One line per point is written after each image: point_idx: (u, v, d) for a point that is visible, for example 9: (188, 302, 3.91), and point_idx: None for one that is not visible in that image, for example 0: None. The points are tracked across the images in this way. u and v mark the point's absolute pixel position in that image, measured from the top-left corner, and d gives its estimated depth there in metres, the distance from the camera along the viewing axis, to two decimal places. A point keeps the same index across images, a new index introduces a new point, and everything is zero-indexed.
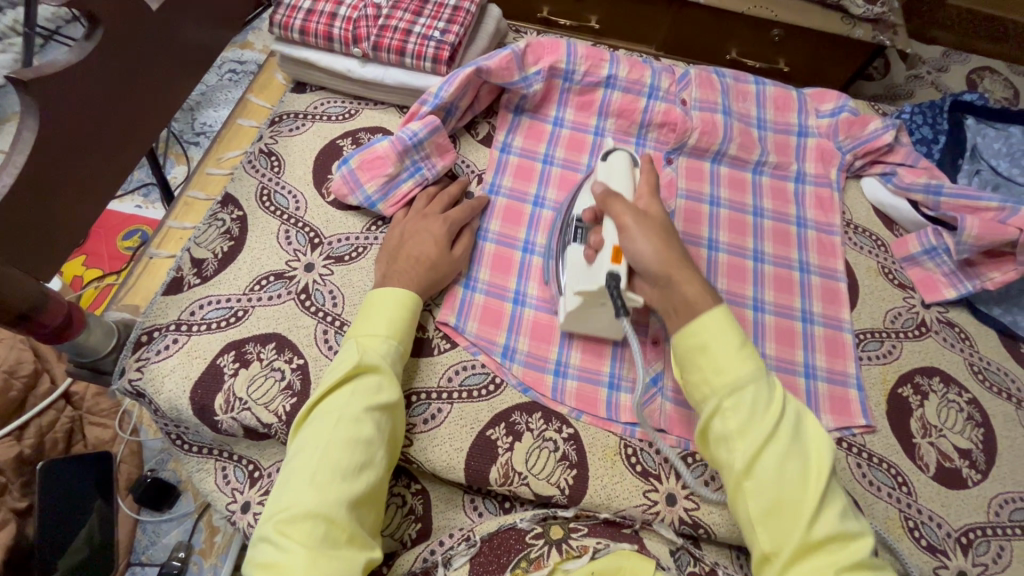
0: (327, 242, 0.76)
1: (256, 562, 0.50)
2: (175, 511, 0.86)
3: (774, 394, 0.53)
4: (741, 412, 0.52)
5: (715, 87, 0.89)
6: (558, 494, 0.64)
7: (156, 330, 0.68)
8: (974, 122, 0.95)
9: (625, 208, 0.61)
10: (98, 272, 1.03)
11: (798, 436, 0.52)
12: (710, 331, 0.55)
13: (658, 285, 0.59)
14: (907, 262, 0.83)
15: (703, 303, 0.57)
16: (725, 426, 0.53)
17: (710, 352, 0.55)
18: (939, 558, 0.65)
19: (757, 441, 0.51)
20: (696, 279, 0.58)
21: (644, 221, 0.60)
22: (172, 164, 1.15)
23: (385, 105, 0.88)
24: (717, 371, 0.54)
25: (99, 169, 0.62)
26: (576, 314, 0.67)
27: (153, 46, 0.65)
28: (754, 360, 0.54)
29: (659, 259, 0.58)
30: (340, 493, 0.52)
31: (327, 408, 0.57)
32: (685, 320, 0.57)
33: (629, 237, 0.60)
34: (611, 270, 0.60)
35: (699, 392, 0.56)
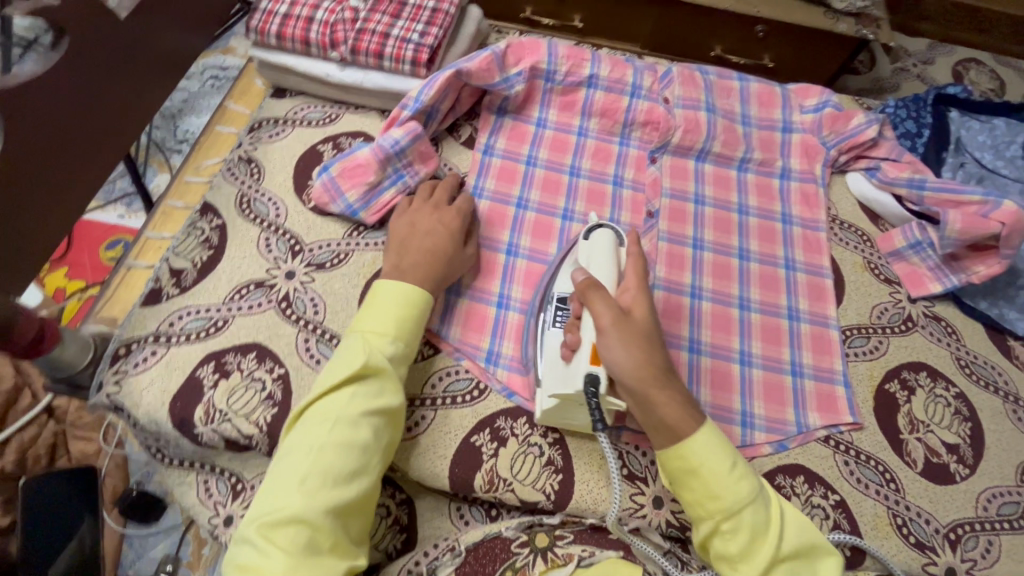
0: (308, 249, 0.75)
1: (235, 561, 0.50)
2: (162, 524, 0.86)
3: (771, 511, 0.54)
4: (740, 536, 0.53)
5: (697, 84, 0.89)
6: (543, 500, 0.64)
7: (134, 342, 0.67)
8: (958, 114, 0.95)
9: (605, 307, 0.57)
10: (81, 283, 1.03)
11: (796, 552, 0.54)
12: (701, 452, 0.55)
13: (636, 401, 0.56)
14: (893, 257, 0.83)
15: (683, 427, 0.55)
16: (726, 547, 0.54)
17: (701, 476, 0.55)
18: (927, 555, 0.65)
19: (759, 570, 0.52)
20: (673, 395, 0.56)
21: (624, 326, 0.56)
22: (154, 172, 1.13)
23: (366, 109, 0.87)
24: (712, 496, 0.54)
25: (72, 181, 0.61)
26: (551, 413, 0.63)
27: (123, 55, 0.65)
28: (748, 478, 0.55)
29: (636, 375, 0.55)
30: (328, 497, 0.51)
31: (324, 409, 0.56)
32: (668, 440, 0.56)
33: (606, 342, 0.56)
34: (588, 373, 0.57)
35: (694, 511, 0.56)
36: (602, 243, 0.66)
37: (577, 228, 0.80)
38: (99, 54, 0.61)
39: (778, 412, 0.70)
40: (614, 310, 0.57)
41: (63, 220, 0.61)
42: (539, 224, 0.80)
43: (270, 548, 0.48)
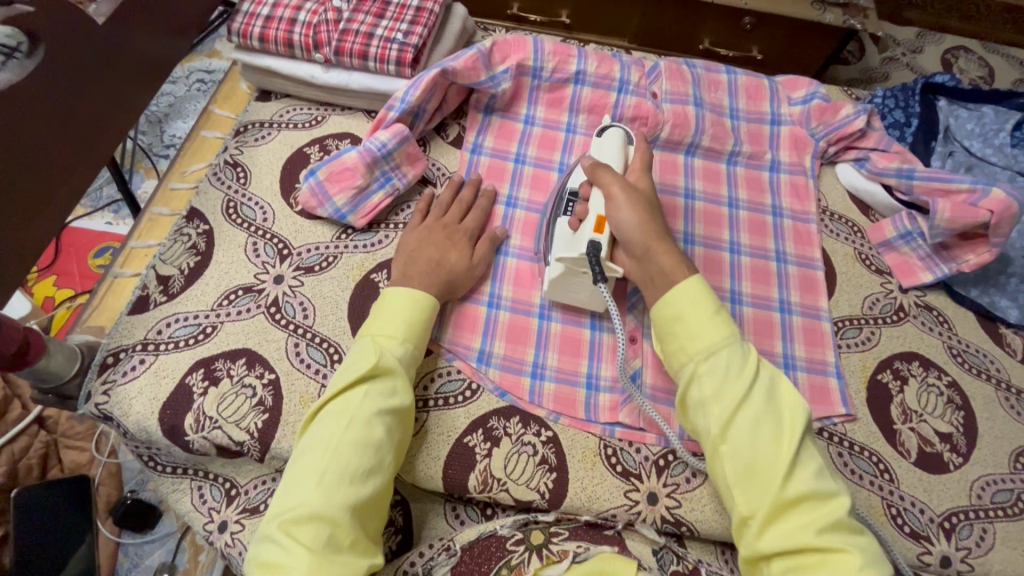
0: (296, 253, 0.74)
1: (257, 561, 0.48)
2: (158, 532, 0.85)
3: (748, 354, 0.55)
4: (717, 374, 0.54)
5: (685, 78, 0.88)
6: (537, 499, 0.64)
7: (121, 351, 0.66)
8: (947, 103, 0.95)
9: (613, 178, 0.64)
10: (70, 292, 1.02)
11: (773, 393, 0.54)
12: (686, 301, 0.57)
13: (637, 258, 0.62)
14: (884, 247, 0.83)
15: (676, 273, 0.59)
16: (702, 390, 0.54)
17: (685, 322, 0.57)
18: (922, 544, 0.65)
19: (732, 399, 0.52)
20: (673, 252, 0.61)
21: (630, 192, 0.63)
22: (141, 178, 1.13)
23: (352, 110, 0.86)
24: (693, 337, 0.56)
25: (57, 189, 0.61)
26: (558, 283, 0.68)
27: (101, 60, 0.64)
28: (728, 328, 0.56)
29: (641, 231, 0.61)
30: (346, 495, 0.50)
31: (339, 406, 0.55)
32: (662, 291, 0.59)
33: (615, 206, 0.62)
34: (593, 240, 0.63)
35: (676, 360, 0.57)
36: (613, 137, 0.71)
37: None
38: (77, 60, 0.61)
39: None
40: (622, 180, 0.64)
41: (47, 228, 0.60)
42: (529, 221, 0.79)
43: (262, 554, 0.48)
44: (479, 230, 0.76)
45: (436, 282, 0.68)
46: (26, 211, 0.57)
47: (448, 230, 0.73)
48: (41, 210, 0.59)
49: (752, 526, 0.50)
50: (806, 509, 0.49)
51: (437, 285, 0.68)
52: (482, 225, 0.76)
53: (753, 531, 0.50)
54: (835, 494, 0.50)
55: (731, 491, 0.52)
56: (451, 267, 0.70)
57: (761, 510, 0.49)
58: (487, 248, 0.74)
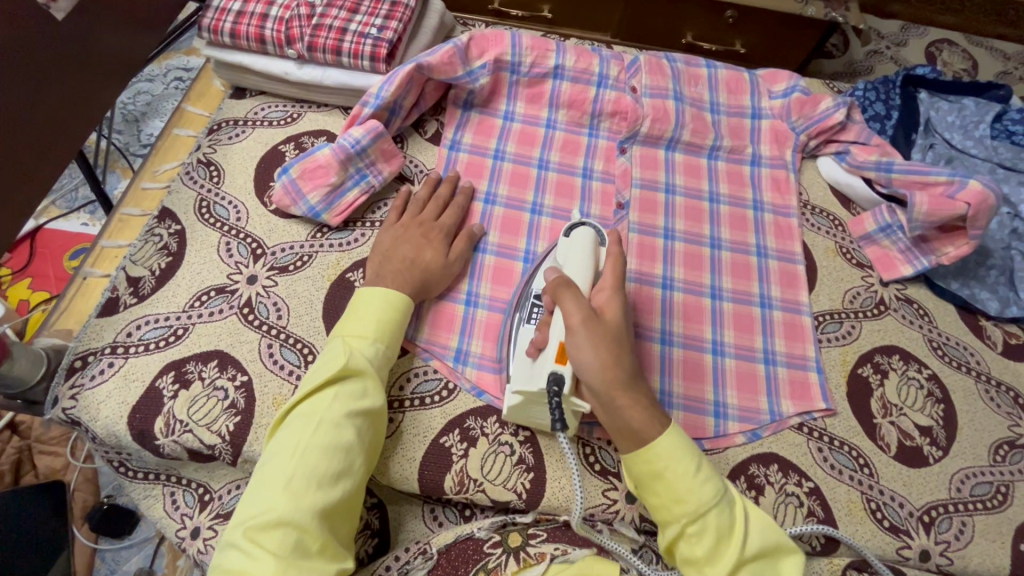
0: (270, 252, 0.73)
1: (221, 568, 0.47)
2: (135, 537, 0.84)
3: (735, 515, 0.53)
4: (706, 538, 0.52)
5: (665, 72, 0.88)
6: (514, 499, 0.63)
7: (90, 354, 0.65)
8: (927, 96, 0.94)
9: (576, 307, 0.57)
10: (45, 294, 1.00)
11: (763, 554, 0.52)
12: (664, 456, 0.54)
13: (602, 404, 0.56)
14: (864, 241, 0.82)
15: (647, 431, 0.55)
16: (692, 551, 0.52)
17: (666, 480, 0.54)
18: (901, 539, 0.64)
19: (725, 571, 0.50)
20: (640, 403, 0.56)
21: (593, 326, 0.56)
22: (118, 178, 1.11)
23: (329, 107, 0.85)
24: (677, 499, 0.53)
25: (17, 190, 0.60)
26: (518, 410, 0.62)
27: (61, 58, 0.63)
28: (712, 481, 0.53)
29: (603, 377, 0.55)
30: (314, 500, 0.50)
31: (309, 409, 0.54)
32: (633, 447, 0.55)
33: (575, 344, 0.56)
34: (554, 373, 0.57)
35: (661, 515, 0.55)
36: (580, 242, 0.65)
37: (546, 222, 0.79)
38: (34, 57, 0.59)
39: (751, 401, 0.70)
40: (586, 309, 0.57)
41: (7, 229, 0.59)
42: (507, 219, 0.79)
43: (225, 563, 0.47)
44: (457, 228, 0.75)
45: (410, 281, 0.67)
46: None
47: (423, 227, 0.72)
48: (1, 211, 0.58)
49: None
50: None
51: (411, 285, 0.67)
52: (461, 222, 0.75)
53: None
54: None
55: None
56: (426, 267, 0.69)
57: None
58: (464, 245, 0.73)
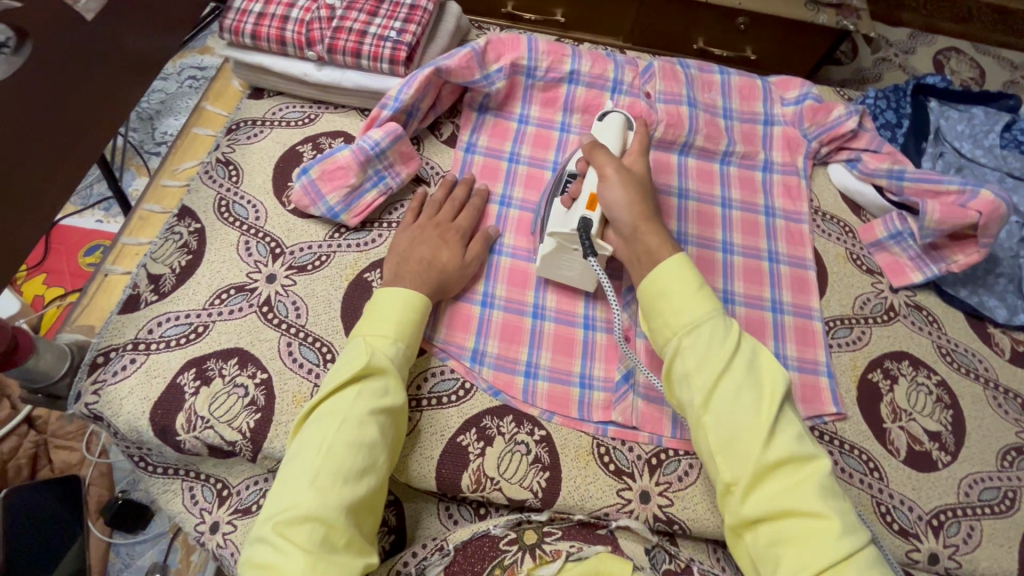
0: (289, 252, 0.74)
1: (250, 562, 0.48)
2: (149, 532, 0.85)
3: (729, 328, 0.55)
4: (699, 347, 0.54)
5: (679, 78, 0.89)
6: (531, 498, 0.64)
7: (112, 350, 0.66)
8: (937, 105, 0.95)
9: (609, 160, 0.65)
10: (60, 290, 1.01)
11: (755, 362, 0.54)
12: (670, 278, 0.58)
13: (625, 239, 0.63)
14: (874, 247, 0.83)
15: (662, 253, 0.60)
16: (684, 364, 0.54)
17: (669, 297, 0.57)
18: (911, 542, 0.65)
19: (714, 369, 0.52)
20: (661, 234, 0.62)
21: (625, 175, 0.64)
22: (132, 176, 1.12)
23: (346, 109, 0.86)
24: (676, 313, 0.56)
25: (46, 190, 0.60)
26: (550, 260, 0.70)
27: (89, 57, 0.63)
28: (711, 301, 0.56)
29: (629, 211, 0.63)
30: (340, 496, 0.50)
31: (333, 407, 0.55)
32: (648, 268, 0.60)
33: (607, 185, 0.64)
34: (585, 217, 0.64)
35: (661, 335, 0.57)
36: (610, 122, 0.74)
37: None
38: (63, 57, 0.60)
39: None
40: (616, 162, 0.65)
41: (37, 226, 0.60)
42: (522, 221, 0.80)
43: (254, 557, 0.48)
44: (473, 229, 0.76)
45: (429, 282, 0.68)
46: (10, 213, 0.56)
47: (439, 228, 0.73)
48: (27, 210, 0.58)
49: (735, 493, 0.51)
50: (784, 475, 0.50)
51: (430, 285, 0.68)
52: (476, 225, 0.76)
53: (738, 497, 0.50)
54: (812, 457, 0.51)
55: (715, 459, 0.52)
56: (444, 268, 0.70)
57: (744, 475, 0.50)
58: (480, 247, 0.74)
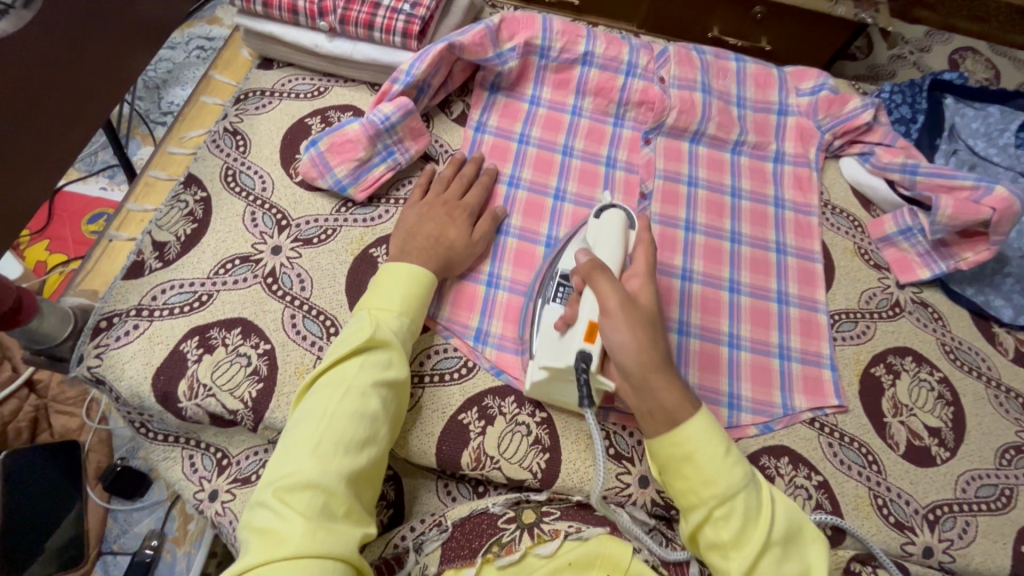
0: (295, 224, 0.73)
1: (249, 526, 0.48)
2: (147, 499, 0.85)
3: (762, 498, 0.54)
4: (733, 521, 0.52)
5: (694, 64, 0.87)
6: (529, 478, 0.64)
7: (115, 315, 0.65)
8: (953, 101, 0.94)
9: (611, 288, 0.57)
10: (63, 257, 1.00)
11: (789, 537, 0.53)
12: (694, 437, 0.54)
13: (634, 387, 0.56)
14: (883, 243, 0.83)
15: (680, 411, 0.55)
16: (718, 534, 0.53)
17: (695, 462, 0.54)
18: (906, 535, 0.66)
19: (754, 552, 0.51)
20: (674, 385, 0.56)
21: (630, 311, 0.56)
22: (137, 145, 1.11)
23: (356, 82, 0.85)
24: (705, 482, 0.53)
25: (47, 153, 0.60)
26: (541, 386, 0.63)
27: (99, 17, 0.63)
28: (740, 465, 0.54)
29: (638, 359, 0.55)
30: (341, 465, 0.51)
31: (336, 376, 0.56)
32: (662, 427, 0.55)
33: (611, 324, 0.56)
34: (582, 350, 0.57)
35: (686, 500, 0.55)
36: (611, 223, 0.66)
37: (569, 208, 0.79)
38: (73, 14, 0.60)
39: (765, 395, 0.71)
40: (621, 292, 0.57)
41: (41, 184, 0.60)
42: (531, 203, 0.79)
43: (254, 521, 0.48)
44: (480, 209, 0.75)
45: (435, 259, 0.67)
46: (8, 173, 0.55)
47: (447, 206, 0.72)
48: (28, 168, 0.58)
49: None
50: None
51: (435, 262, 0.67)
52: (484, 204, 0.76)
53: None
54: None
55: None
56: (451, 246, 0.69)
57: None
58: (488, 227, 0.74)
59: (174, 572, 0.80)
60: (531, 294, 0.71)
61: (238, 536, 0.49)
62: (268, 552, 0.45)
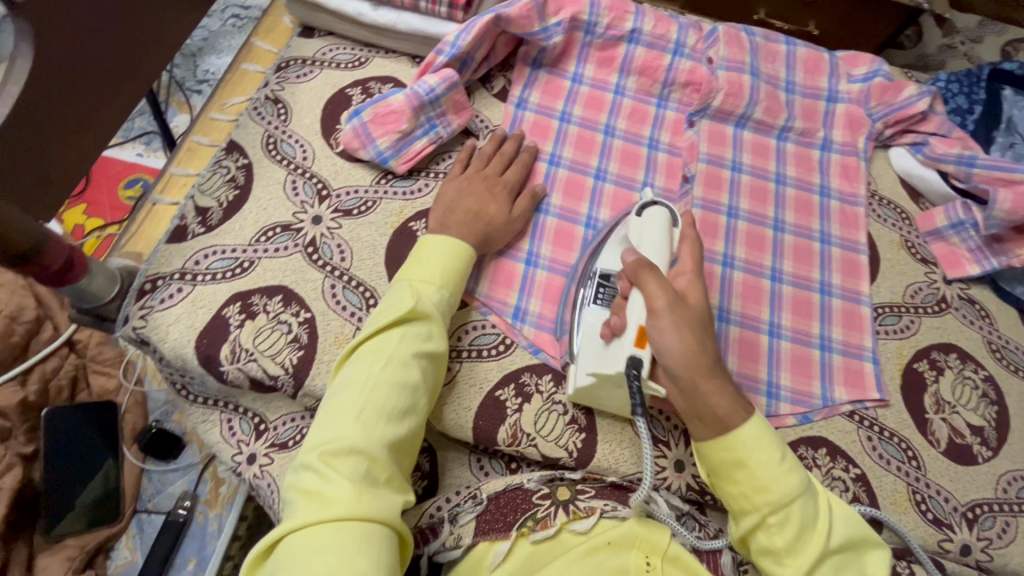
0: (335, 194, 0.73)
1: (295, 487, 0.48)
2: (180, 461, 0.86)
3: (821, 507, 0.53)
4: (788, 529, 0.51)
5: (743, 46, 0.85)
6: (565, 457, 0.64)
7: (159, 278, 0.66)
8: (1011, 94, 0.88)
9: (659, 290, 0.56)
10: (99, 222, 1.01)
11: (848, 546, 0.53)
12: (749, 445, 0.53)
13: (683, 392, 0.55)
14: (931, 236, 0.81)
15: (733, 417, 0.54)
16: (771, 541, 0.52)
17: (748, 468, 0.53)
18: (944, 531, 0.65)
19: (810, 561, 0.50)
20: (723, 390, 0.55)
21: (678, 310, 0.56)
22: (174, 113, 1.11)
23: (397, 54, 0.84)
24: (759, 488, 0.52)
25: (72, 103, 0.59)
26: (587, 392, 0.62)
27: None
28: (796, 473, 0.53)
29: (686, 364, 0.55)
30: (384, 432, 0.51)
31: (378, 346, 0.55)
32: (713, 434, 0.54)
33: (659, 327, 0.55)
34: (633, 356, 0.56)
35: (737, 505, 0.54)
36: (655, 221, 0.64)
37: (610, 188, 0.78)
38: None
39: (805, 385, 0.70)
40: (669, 293, 0.57)
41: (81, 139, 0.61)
42: (571, 182, 0.78)
43: (299, 484, 0.48)
44: (520, 186, 0.74)
45: (473, 233, 0.67)
46: (37, 118, 0.56)
47: (487, 181, 0.72)
48: (54, 117, 0.58)
49: None
50: None
51: (474, 236, 0.67)
52: (523, 180, 0.75)
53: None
54: None
55: None
56: (490, 221, 0.69)
57: None
58: (527, 205, 0.73)
59: (206, 534, 0.82)
60: (571, 273, 0.70)
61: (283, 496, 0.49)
62: (313, 513, 0.45)
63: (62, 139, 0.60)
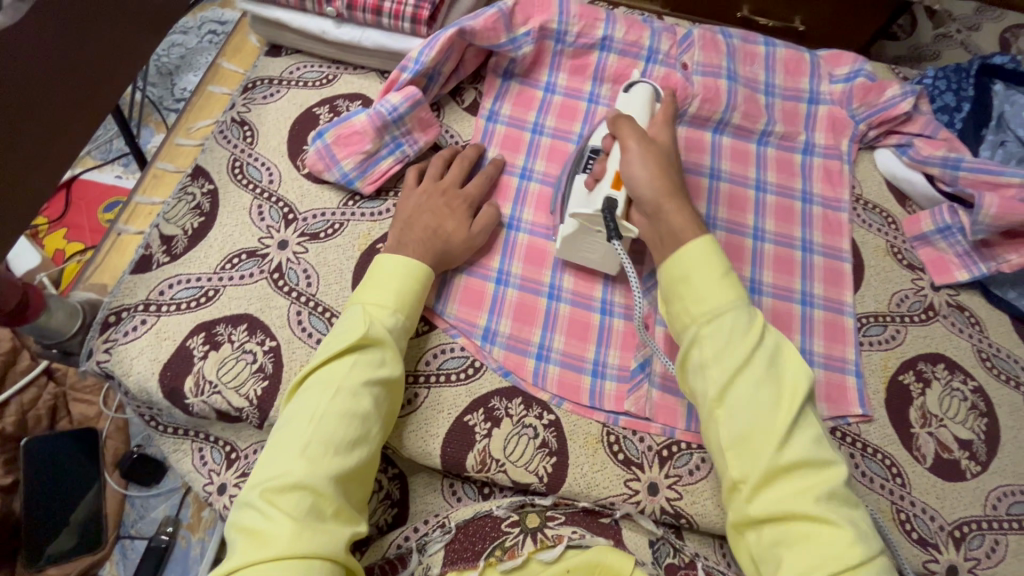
0: (302, 218, 0.72)
1: (238, 526, 0.47)
2: (162, 486, 0.86)
3: (755, 317, 0.53)
4: (720, 336, 0.52)
5: (719, 49, 0.82)
6: (535, 482, 0.63)
7: (123, 310, 0.65)
8: (1003, 88, 0.86)
9: (631, 131, 0.62)
10: (80, 245, 1.01)
11: (778, 365, 0.51)
12: (691, 260, 0.55)
13: (648, 217, 0.60)
14: (918, 241, 0.78)
15: (686, 232, 0.57)
16: (702, 354, 0.52)
17: (691, 283, 0.55)
18: (929, 552, 0.63)
19: (732, 364, 0.50)
20: (684, 211, 0.58)
21: (646, 145, 0.61)
22: (151, 133, 1.11)
23: (365, 70, 0.82)
24: (697, 301, 0.54)
25: (29, 140, 0.58)
26: (570, 240, 0.67)
27: (98, 13, 0.63)
28: (735, 289, 0.54)
29: (652, 186, 0.59)
30: (331, 466, 0.49)
31: (326, 376, 0.54)
32: (669, 249, 0.57)
33: (627, 161, 0.60)
34: (610, 197, 0.61)
35: (679, 322, 0.56)
36: (638, 95, 0.69)
37: None
38: (76, 9, 0.60)
39: None
40: (639, 132, 0.62)
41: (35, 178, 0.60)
42: (542, 196, 0.76)
43: (241, 522, 0.47)
44: (480, 201, 0.72)
45: (431, 250, 0.65)
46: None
47: (446, 195, 0.70)
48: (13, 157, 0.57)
49: (742, 491, 0.49)
50: (796, 478, 0.47)
51: (433, 255, 0.65)
52: (484, 195, 0.73)
53: (746, 494, 0.48)
54: (831, 463, 0.48)
55: (723, 456, 0.50)
56: (448, 237, 0.67)
57: (752, 475, 0.48)
58: (488, 221, 0.70)
59: (189, 557, 0.82)
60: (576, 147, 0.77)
61: (226, 534, 0.48)
62: (251, 553, 0.45)
63: (24, 173, 0.58)
